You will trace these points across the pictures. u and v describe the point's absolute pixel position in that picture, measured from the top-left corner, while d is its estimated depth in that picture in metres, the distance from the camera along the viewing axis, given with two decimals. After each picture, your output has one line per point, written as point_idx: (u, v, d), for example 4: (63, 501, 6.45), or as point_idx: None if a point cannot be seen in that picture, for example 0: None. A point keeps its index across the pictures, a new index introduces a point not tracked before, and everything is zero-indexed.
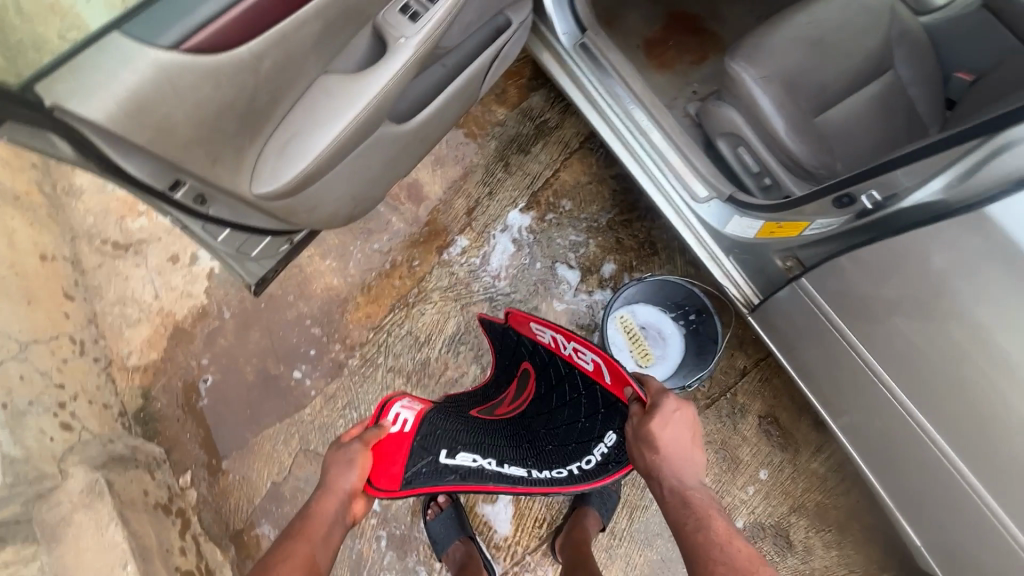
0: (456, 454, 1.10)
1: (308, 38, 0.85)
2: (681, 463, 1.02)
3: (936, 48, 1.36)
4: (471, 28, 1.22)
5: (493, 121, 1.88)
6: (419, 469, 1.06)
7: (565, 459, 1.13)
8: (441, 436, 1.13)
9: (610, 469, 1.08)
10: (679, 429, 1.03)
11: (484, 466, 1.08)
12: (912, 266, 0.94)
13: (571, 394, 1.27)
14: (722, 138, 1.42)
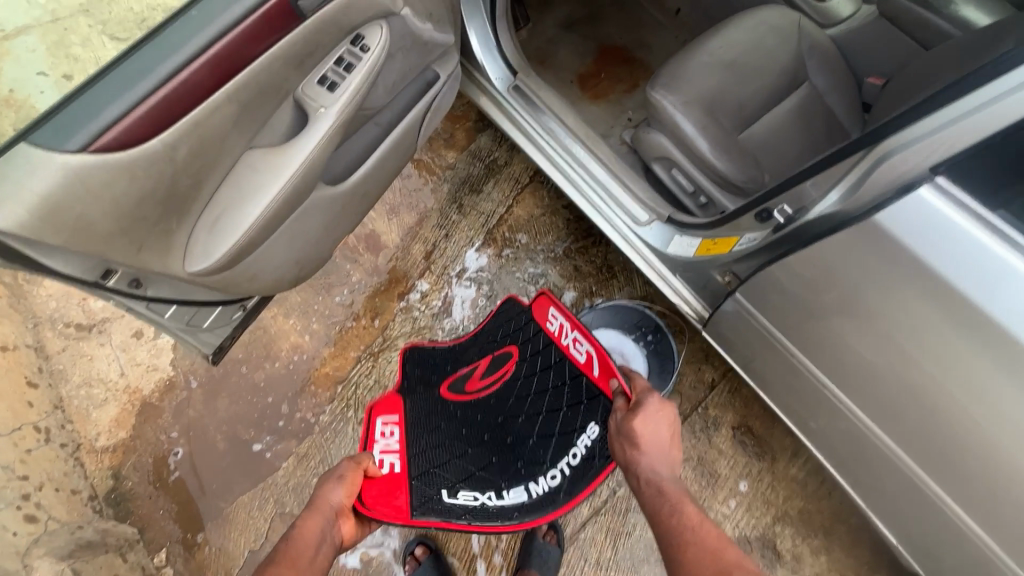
0: (457, 493, 1.33)
1: (224, 121, 0.89)
2: (663, 452, 1.11)
3: (845, 57, 1.43)
4: (397, 87, 1.27)
5: (444, 165, 1.93)
6: (424, 487, 1.32)
7: (553, 456, 1.40)
8: (438, 473, 1.35)
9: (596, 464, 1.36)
10: (660, 421, 1.14)
11: (484, 503, 1.33)
12: (833, 276, 0.93)
13: (557, 382, 1.51)
14: (657, 162, 1.47)
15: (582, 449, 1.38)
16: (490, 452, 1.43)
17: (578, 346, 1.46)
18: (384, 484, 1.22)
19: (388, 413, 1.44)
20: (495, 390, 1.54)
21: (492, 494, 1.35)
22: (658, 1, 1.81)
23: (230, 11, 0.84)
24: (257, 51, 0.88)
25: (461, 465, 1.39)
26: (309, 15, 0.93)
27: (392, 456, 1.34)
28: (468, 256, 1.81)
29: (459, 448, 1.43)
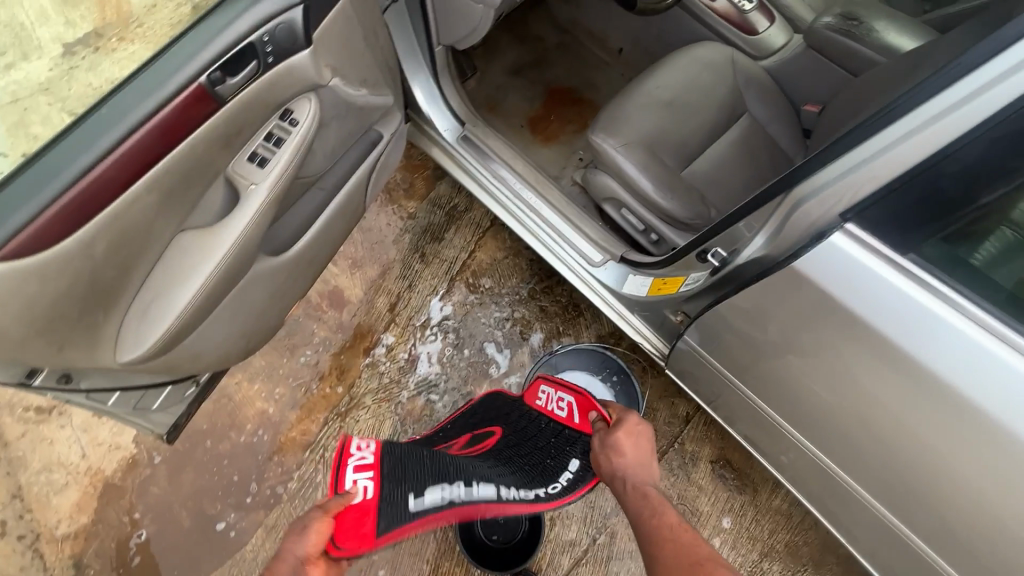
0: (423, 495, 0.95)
1: (145, 211, 0.88)
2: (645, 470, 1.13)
3: (781, 86, 1.45)
4: (337, 152, 1.28)
5: (404, 215, 1.92)
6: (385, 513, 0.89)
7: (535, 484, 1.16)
8: (409, 466, 1.00)
9: (576, 489, 1.17)
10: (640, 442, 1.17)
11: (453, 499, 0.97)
12: (775, 315, 0.94)
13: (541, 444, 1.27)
14: (607, 202, 1.48)
15: (570, 473, 1.20)
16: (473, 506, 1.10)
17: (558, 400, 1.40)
18: (350, 522, 0.84)
19: None
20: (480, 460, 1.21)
21: (456, 487, 1.00)
22: (601, 41, 1.84)
23: (147, 106, 0.85)
24: (179, 140, 0.89)
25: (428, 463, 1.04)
26: (230, 100, 0.94)
27: (367, 473, 0.92)
28: (432, 306, 1.80)
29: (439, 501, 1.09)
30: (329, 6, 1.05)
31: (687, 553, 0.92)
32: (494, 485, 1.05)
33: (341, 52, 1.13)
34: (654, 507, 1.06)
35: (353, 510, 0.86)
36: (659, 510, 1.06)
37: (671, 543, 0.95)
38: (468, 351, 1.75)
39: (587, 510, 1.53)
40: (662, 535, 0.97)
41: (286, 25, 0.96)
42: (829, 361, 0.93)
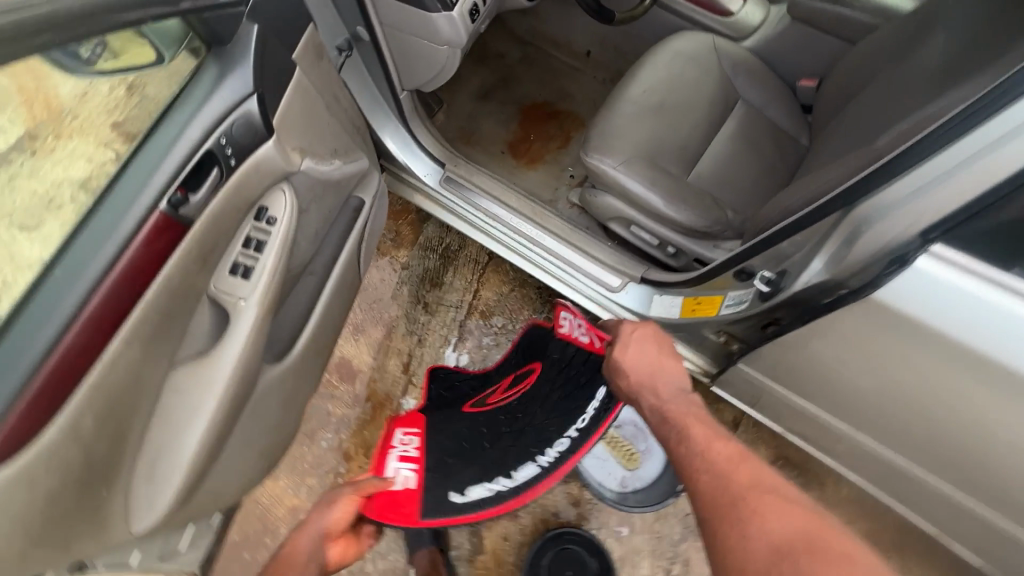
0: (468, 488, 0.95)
1: (131, 365, 0.78)
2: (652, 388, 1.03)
3: (771, 64, 1.37)
4: (322, 231, 1.17)
5: (397, 266, 1.81)
6: (438, 506, 0.92)
7: (558, 426, 1.01)
8: (455, 461, 1.00)
9: (604, 416, 1.02)
10: (644, 353, 1.06)
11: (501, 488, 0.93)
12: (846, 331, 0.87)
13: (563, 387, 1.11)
14: (614, 223, 1.38)
15: (591, 414, 1.01)
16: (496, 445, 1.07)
17: (572, 326, 1.19)
18: (388, 503, 0.92)
19: (410, 426, 1.08)
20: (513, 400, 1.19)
21: (498, 479, 0.94)
22: (565, 46, 1.74)
23: (107, 251, 0.74)
24: (151, 278, 0.78)
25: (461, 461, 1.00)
26: (198, 218, 0.83)
27: (410, 464, 0.96)
28: (449, 357, 1.71)
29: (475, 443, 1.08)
30: (282, 86, 0.94)
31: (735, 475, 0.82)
32: (534, 458, 0.97)
33: (305, 130, 1.02)
34: (709, 461, 0.85)
35: (391, 493, 0.93)
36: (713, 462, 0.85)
37: (710, 473, 0.83)
38: None
39: (657, 541, 1.45)
40: (703, 471, 0.84)
41: (243, 120, 0.86)
42: (893, 367, 0.89)
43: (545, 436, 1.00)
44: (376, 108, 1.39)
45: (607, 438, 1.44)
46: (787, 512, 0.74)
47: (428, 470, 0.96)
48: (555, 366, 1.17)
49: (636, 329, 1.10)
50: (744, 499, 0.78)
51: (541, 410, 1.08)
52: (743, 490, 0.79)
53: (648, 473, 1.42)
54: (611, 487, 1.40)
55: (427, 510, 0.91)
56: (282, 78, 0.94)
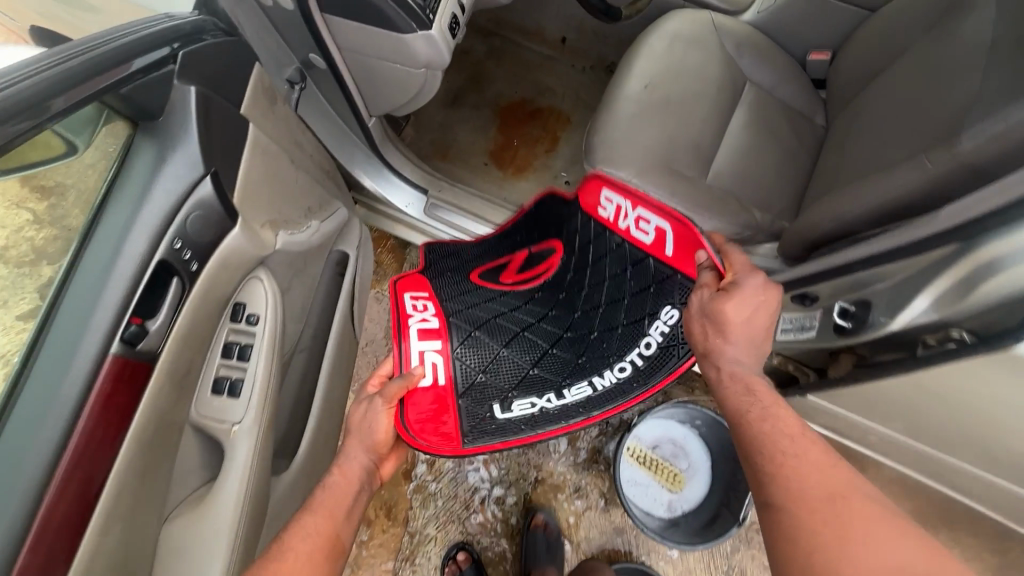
0: (510, 404, 0.92)
1: (112, 552, 0.61)
2: (734, 349, 0.77)
3: (776, 38, 1.24)
4: (307, 304, 0.99)
5: (385, 302, 1.64)
6: (472, 409, 0.92)
7: (619, 346, 0.94)
8: (494, 365, 0.96)
9: (677, 353, 0.90)
10: (744, 318, 0.77)
11: (544, 407, 0.90)
12: (970, 386, 0.71)
13: (612, 296, 1.00)
14: None
15: (653, 347, 0.92)
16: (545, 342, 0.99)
17: (643, 221, 0.99)
18: (432, 432, 0.88)
19: (417, 290, 1.04)
20: (538, 289, 1.06)
21: (544, 395, 0.92)
22: (536, 35, 1.56)
23: (51, 425, 0.56)
24: (118, 440, 0.61)
25: (508, 356, 0.96)
26: (162, 346, 0.66)
27: (435, 343, 0.95)
28: None
29: (505, 331, 0.99)
30: (236, 151, 0.75)
31: (829, 469, 0.64)
32: (587, 377, 0.92)
33: (272, 198, 0.84)
34: (818, 460, 0.65)
35: (429, 395, 0.91)
36: (811, 449, 0.67)
37: (801, 463, 0.65)
38: None
39: (708, 557, 1.39)
40: (785, 457, 0.66)
41: (198, 212, 0.67)
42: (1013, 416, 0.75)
43: (596, 363, 0.94)
44: (344, 139, 1.20)
45: (648, 462, 1.37)
46: (889, 533, 0.58)
47: (453, 349, 0.95)
48: (571, 267, 1.05)
49: (740, 286, 0.78)
50: (843, 500, 0.61)
51: (589, 322, 0.99)
52: (846, 498, 0.62)
53: (695, 493, 1.36)
54: (661, 514, 1.33)
55: (465, 422, 0.91)
56: (234, 141, 0.75)
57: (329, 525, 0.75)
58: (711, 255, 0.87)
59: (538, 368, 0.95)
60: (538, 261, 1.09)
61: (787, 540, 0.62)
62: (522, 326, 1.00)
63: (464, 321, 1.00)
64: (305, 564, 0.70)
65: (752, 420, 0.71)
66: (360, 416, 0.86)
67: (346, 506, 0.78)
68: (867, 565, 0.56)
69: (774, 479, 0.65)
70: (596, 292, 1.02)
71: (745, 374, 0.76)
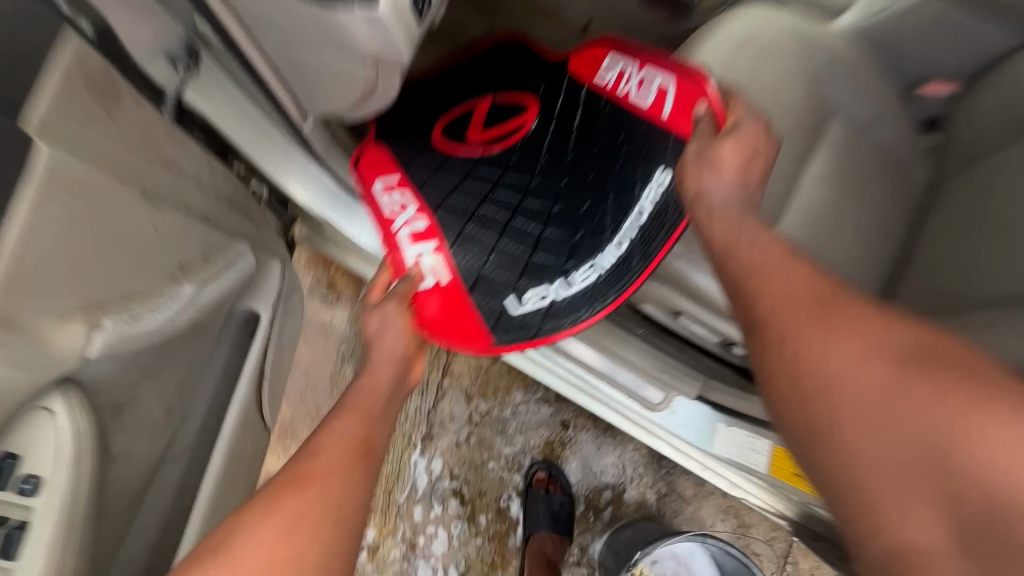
0: (523, 295, 0.87)
1: None
2: (726, 180, 0.71)
3: (877, 55, 0.90)
4: (178, 402, 0.68)
5: (337, 335, 1.34)
6: (489, 304, 0.86)
7: (612, 221, 0.88)
8: (472, 245, 0.88)
9: (676, 224, 0.86)
10: (726, 173, 0.71)
11: (554, 298, 0.86)
12: None
13: (602, 160, 0.90)
14: (648, 304, 0.92)
15: (645, 217, 0.87)
16: (542, 218, 0.89)
17: (629, 78, 0.92)
18: (447, 324, 0.85)
19: (387, 173, 0.89)
20: (513, 155, 0.93)
21: (554, 280, 0.87)
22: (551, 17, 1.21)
23: None
24: None
25: (504, 244, 0.88)
26: None
27: (430, 244, 0.87)
28: (415, 468, 1.24)
29: (498, 211, 0.89)
30: None
31: (876, 355, 0.51)
32: (595, 256, 0.87)
33: (88, 268, 0.51)
34: (852, 344, 0.52)
35: (435, 295, 0.85)
36: (847, 336, 0.53)
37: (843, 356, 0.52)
38: (483, 519, 1.23)
39: None
40: (803, 321, 0.55)
41: None
42: None
43: (598, 239, 0.87)
44: (263, 142, 0.85)
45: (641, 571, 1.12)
46: (976, 418, 0.46)
47: (450, 246, 0.87)
48: (557, 134, 0.93)
49: (736, 130, 0.74)
50: (913, 392, 0.49)
51: (580, 193, 0.89)
52: (899, 386, 0.49)
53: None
54: None
55: (501, 322, 0.86)
56: None
57: (352, 426, 0.65)
58: (712, 105, 0.79)
59: (538, 250, 0.88)
60: (505, 114, 0.96)
61: (847, 457, 0.49)
62: (508, 215, 0.90)
63: (446, 206, 0.89)
64: (341, 463, 0.60)
65: (748, 273, 0.61)
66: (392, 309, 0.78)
67: (379, 413, 0.69)
68: (970, 471, 0.44)
69: (848, 414, 0.50)
70: (582, 161, 0.91)
71: (768, 256, 0.62)
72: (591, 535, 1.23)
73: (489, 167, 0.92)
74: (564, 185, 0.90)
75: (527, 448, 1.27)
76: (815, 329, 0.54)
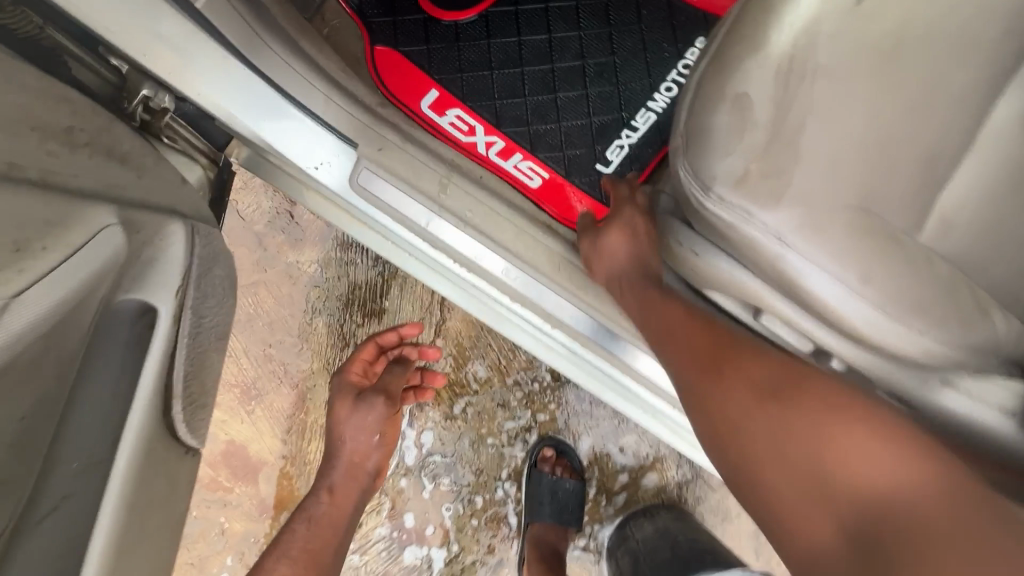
0: (606, 155, 0.79)
1: None
2: (621, 256, 0.66)
3: None
4: (26, 465, 0.44)
5: (304, 282, 1.08)
6: (588, 182, 0.79)
7: (633, 73, 0.79)
8: (547, 127, 0.79)
9: (684, 33, 0.80)
10: (622, 252, 0.66)
11: (634, 142, 0.79)
12: None
13: (614, 20, 0.80)
14: (719, 294, 0.66)
15: (658, 84, 0.79)
16: (593, 86, 0.79)
17: None
18: (553, 198, 0.78)
19: (426, 87, 0.79)
20: (559, 37, 0.80)
21: (620, 133, 0.79)
22: None
23: None
24: None
25: (569, 119, 0.79)
26: None
27: (511, 145, 0.79)
28: (402, 440, 1.07)
29: (547, 84, 0.79)
30: None
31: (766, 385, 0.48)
32: (639, 105, 0.79)
33: None
34: (768, 396, 0.47)
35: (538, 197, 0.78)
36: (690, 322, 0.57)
37: (729, 374, 0.51)
38: (480, 499, 1.08)
39: None
40: (688, 386, 0.54)
41: None
42: None
43: (636, 92, 0.79)
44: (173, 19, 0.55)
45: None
46: (767, 386, 0.48)
47: (529, 135, 0.79)
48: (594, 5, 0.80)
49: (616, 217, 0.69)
50: (728, 390, 0.50)
51: (605, 52, 0.80)
52: (834, 417, 0.44)
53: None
54: None
55: (582, 180, 0.79)
56: None
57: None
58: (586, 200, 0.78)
59: (590, 106, 0.79)
60: None
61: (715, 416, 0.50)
62: (553, 97, 0.80)
63: (505, 108, 0.79)
64: None
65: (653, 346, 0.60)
66: (348, 412, 0.91)
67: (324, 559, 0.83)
68: (878, 482, 0.40)
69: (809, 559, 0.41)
70: (604, 32, 0.80)
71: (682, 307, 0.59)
72: (602, 521, 1.08)
73: (539, 55, 0.80)
74: (616, 51, 0.80)
75: (534, 421, 1.09)
76: (736, 366, 0.51)
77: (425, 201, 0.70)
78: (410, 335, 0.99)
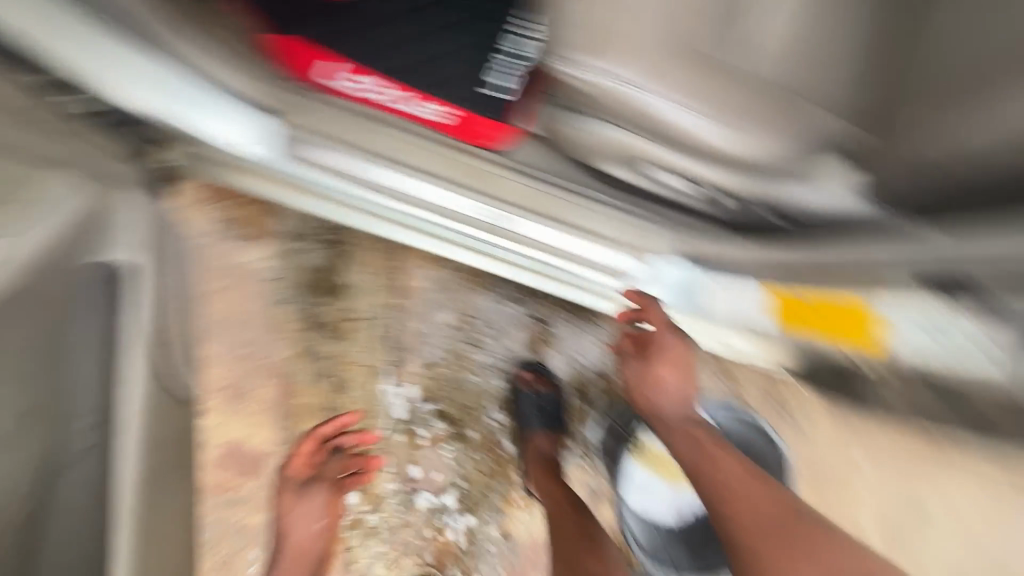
0: (499, 79, 0.84)
1: None
2: (670, 385, 0.84)
3: None
4: None
5: (263, 278, 1.14)
6: (491, 105, 0.84)
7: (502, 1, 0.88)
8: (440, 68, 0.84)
9: None
10: (683, 390, 0.84)
11: (521, 61, 0.85)
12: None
13: None
14: (610, 166, 0.75)
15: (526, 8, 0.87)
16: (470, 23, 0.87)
17: None
18: (465, 130, 0.84)
19: (317, 57, 0.82)
20: None
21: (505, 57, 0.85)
22: None
23: None
24: None
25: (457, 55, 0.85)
26: None
27: (410, 93, 0.83)
28: (392, 399, 1.16)
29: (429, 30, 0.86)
30: None
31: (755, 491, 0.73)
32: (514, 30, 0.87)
33: None
34: (762, 506, 0.72)
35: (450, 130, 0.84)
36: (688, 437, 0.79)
37: (728, 484, 0.74)
38: (475, 434, 1.16)
39: None
40: (711, 497, 0.74)
41: None
42: None
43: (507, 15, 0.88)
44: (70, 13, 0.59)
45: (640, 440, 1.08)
46: (765, 507, 0.72)
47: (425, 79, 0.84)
48: None
49: (655, 347, 0.85)
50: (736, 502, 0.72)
51: None
52: (815, 536, 0.69)
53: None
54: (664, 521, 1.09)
55: (493, 111, 0.83)
56: None
57: None
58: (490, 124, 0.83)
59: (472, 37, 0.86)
60: None
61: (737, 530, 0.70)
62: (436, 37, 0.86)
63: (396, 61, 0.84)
64: None
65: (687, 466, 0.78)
66: (293, 503, 1.06)
67: None
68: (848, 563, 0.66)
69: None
70: None
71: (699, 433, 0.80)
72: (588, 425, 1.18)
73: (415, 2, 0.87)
74: None
75: (506, 351, 1.18)
76: (740, 493, 0.73)
77: (351, 148, 0.82)
78: (348, 424, 1.11)
